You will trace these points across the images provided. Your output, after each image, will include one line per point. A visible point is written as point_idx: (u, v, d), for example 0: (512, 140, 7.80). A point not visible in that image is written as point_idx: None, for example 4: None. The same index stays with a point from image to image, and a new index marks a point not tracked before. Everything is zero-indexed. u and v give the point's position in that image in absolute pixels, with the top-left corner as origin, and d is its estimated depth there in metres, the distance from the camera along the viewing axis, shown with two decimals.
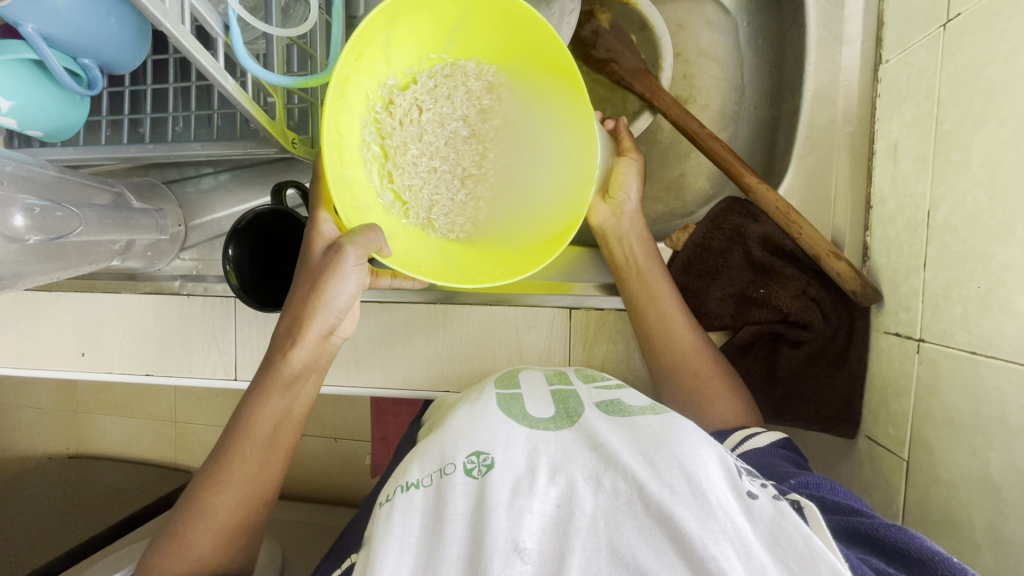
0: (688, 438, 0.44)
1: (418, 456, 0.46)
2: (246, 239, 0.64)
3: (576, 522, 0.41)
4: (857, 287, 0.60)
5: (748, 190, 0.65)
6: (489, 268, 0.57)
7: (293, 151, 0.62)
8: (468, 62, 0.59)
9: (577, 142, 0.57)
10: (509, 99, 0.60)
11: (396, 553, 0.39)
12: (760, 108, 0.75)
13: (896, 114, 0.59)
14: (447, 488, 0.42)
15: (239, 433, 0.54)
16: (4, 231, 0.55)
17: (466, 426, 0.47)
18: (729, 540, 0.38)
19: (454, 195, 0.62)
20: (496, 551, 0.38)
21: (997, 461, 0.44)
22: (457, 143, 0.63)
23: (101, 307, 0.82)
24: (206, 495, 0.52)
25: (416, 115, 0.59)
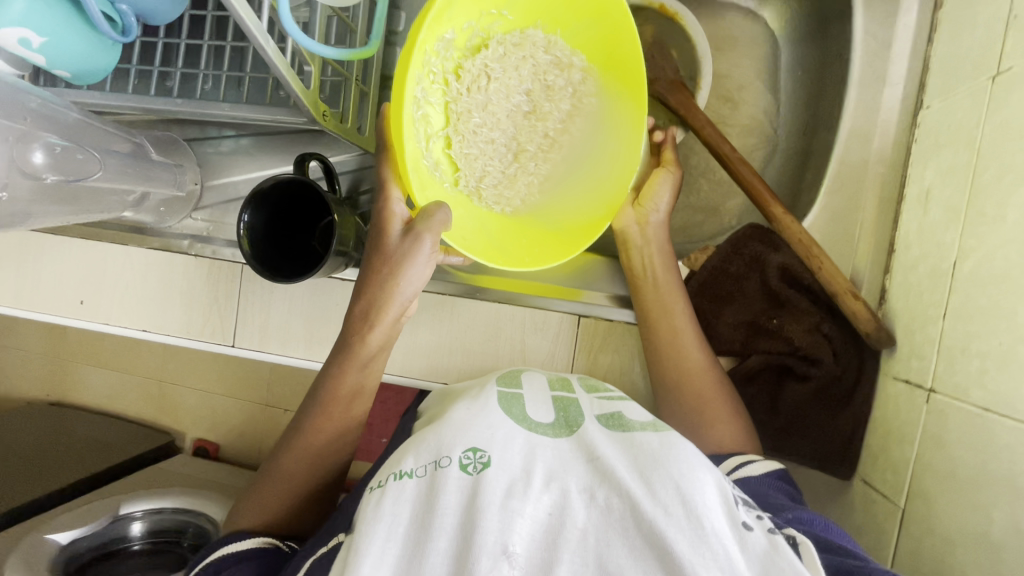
0: (686, 460, 0.43)
1: (413, 447, 0.45)
2: (263, 204, 0.63)
3: (567, 534, 0.39)
4: (870, 328, 0.60)
5: (771, 220, 0.65)
6: (527, 245, 0.62)
7: (323, 123, 0.59)
8: (537, 34, 0.62)
9: (631, 132, 0.61)
10: (570, 78, 0.64)
11: (383, 540, 0.38)
12: (792, 139, 0.74)
13: (931, 161, 0.58)
14: (441, 482, 0.41)
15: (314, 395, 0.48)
16: (23, 165, 0.54)
17: (465, 421, 0.46)
18: (720, 567, 0.37)
19: (504, 167, 0.65)
20: (485, 552, 0.37)
21: (999, 521, 0.44)
22: (517, 118, 0.65)
23: (105, 257, 0.81)
24: (278, 456, 0.47)
25: (484, 82, 0.61)
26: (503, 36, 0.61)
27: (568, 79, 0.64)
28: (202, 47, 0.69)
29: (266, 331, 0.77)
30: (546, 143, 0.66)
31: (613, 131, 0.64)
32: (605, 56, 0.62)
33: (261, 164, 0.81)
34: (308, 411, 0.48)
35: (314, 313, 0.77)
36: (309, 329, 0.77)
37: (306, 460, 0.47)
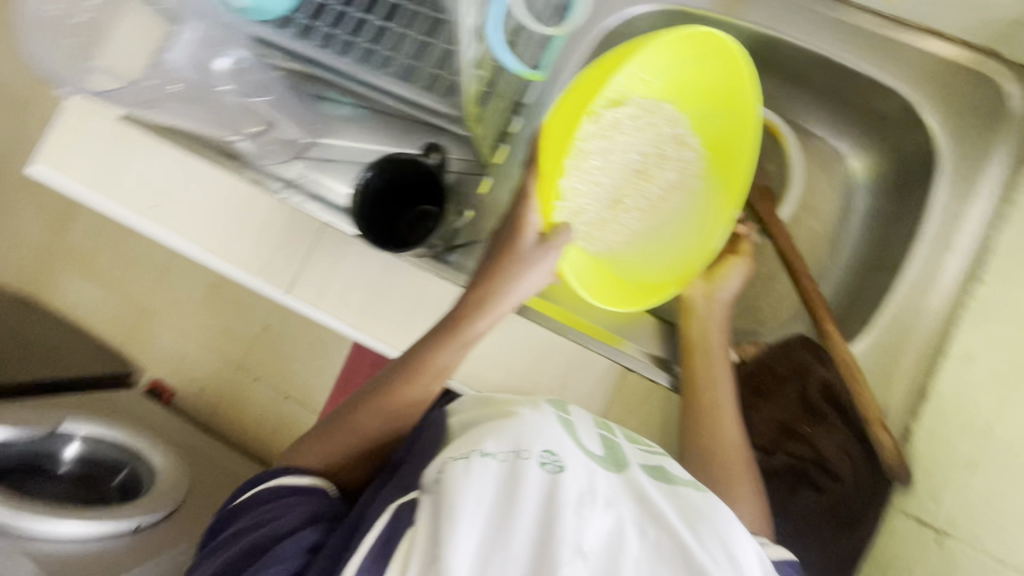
0: (731, 524, 0.45)
1: (491, 432, 0.46)
2: (384, 172, 0.69)
3: (628, 557, 0.40)
4: (893, 459, 0.65)
5: (822, 335, 0.71)
6: (602, 285, 0.68)
7: (468, 118, 0.64)
8: (668, 108, 0.71)
9: (718, 215, 0.71)
10: (682, 152, 0.73)
11: (471, 508, 0.40)
12: (850, 273, 0.82)
13: (979, 330, 0.65)
14: (522, 472, 0.42)
15: (396, 364, 0.58)
16: (206, 69, 0.61)
17: (539, 425, 0.48)
18: None
19: (599, 210, 0.71)
20: (563, 551, 0.38)
21: None
22: (626, 171, 0.72)
23: (194, 173, 0.83)
24: (354, 411, 0.56)
25: (614, 132, 0.69)
26: (642, 100, 0.70)
27: (679, 154, 0.73)
28: (370, 23, 0.76)
29: (325, 290, 0.79)
30: (642, 200, 0.73)
31: (706, 207, 0.72)
32: (719, 144, 0.71)
33: None
34: (388, 377, 0.57)
35: (376, 288, 0.79)
36: (366, 301, 0.78)
37: (378, 417, 0.56)
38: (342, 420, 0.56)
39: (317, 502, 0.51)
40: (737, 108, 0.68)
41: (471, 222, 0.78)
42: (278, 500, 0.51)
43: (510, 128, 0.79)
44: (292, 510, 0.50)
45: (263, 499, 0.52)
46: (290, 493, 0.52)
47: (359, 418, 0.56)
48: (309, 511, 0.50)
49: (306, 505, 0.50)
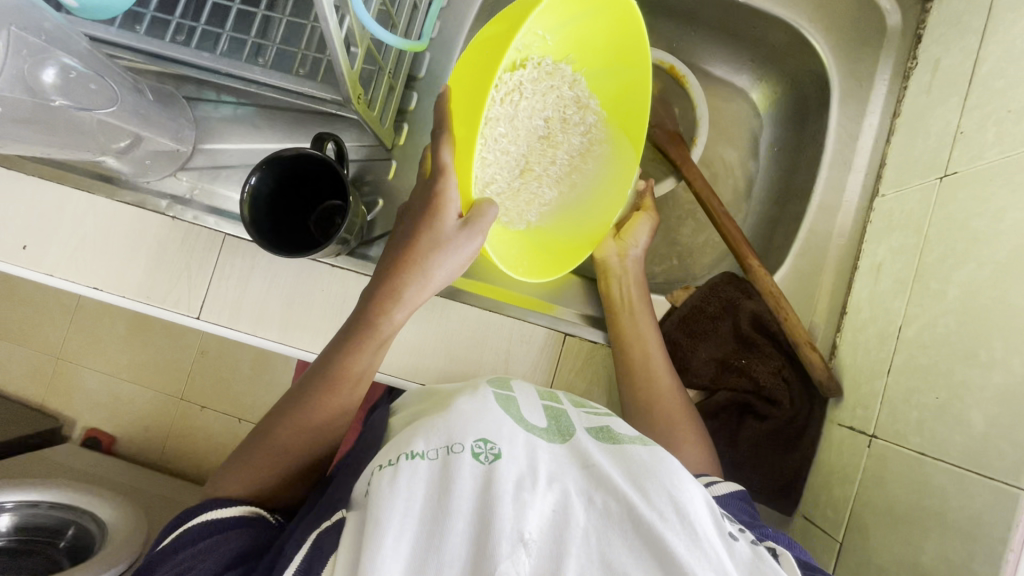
0: (677, 473, 0.44)
1: (422, 431, 0.45)
2: (273, 173, 0.63)
3: (573, 529, 0.39)
4: (824, 378, 0.67)
5: (747, 269, 0.72)
6: (520, 256, 0.67)
7: (355, 106, 0.60)
8: (568, 69, 0.68)
9: (621, 176, 0.72)
10: (583, 115, 0.71)
11: (400, 515, 0.38)
12: (766, 204, 0.84)
13: (883, 240, 0.68)
14: (454, 467, 0.41)
15: (315, 372, 0.54)
16: (32, 84, 0.53)
17: (473, 414, 0.47)
18: (714, 569, 0.39)
19: (510, 179, 0.68)
20: (502, 539, 0.38)
21: (929, 551, 0.50)
22: (531, 138, 0.70)
23: (64, 203, 0.74)
24: (274, 429, 0.52)
25: (517, 97, 0.64)
26: (539, 61, 0.65)
27: (582, 118, 0.71)
28: (230, 9, 0.69)
29: (238, 308, 0.73)
30: (549, 167, 0.72)
31: (611, 169, 0.73)
32: (618, 104, 0.71)
33: (260, 136, 0.77)
34: (309, 387, 0.54)
35: (294, 296, 0.74)
36: (286, 312, 0.74)
37: (299, 432, 0.52)
38: (261, 439, 0.52)
39: (242, 538, 0.47)
40: (636, 66, 0.66)
41: (386, 209, 0.76)
42: (192, 546, 0.46)
43: (407, 105, 0.77)
44: (215, 551, 0.46)
45: (177, 545, 0.46)
46: (210, 533, 0.47)
47: (281, 439, 0.52)
48: (234, 550, 0.46)
49: (230, 545, 0.46)
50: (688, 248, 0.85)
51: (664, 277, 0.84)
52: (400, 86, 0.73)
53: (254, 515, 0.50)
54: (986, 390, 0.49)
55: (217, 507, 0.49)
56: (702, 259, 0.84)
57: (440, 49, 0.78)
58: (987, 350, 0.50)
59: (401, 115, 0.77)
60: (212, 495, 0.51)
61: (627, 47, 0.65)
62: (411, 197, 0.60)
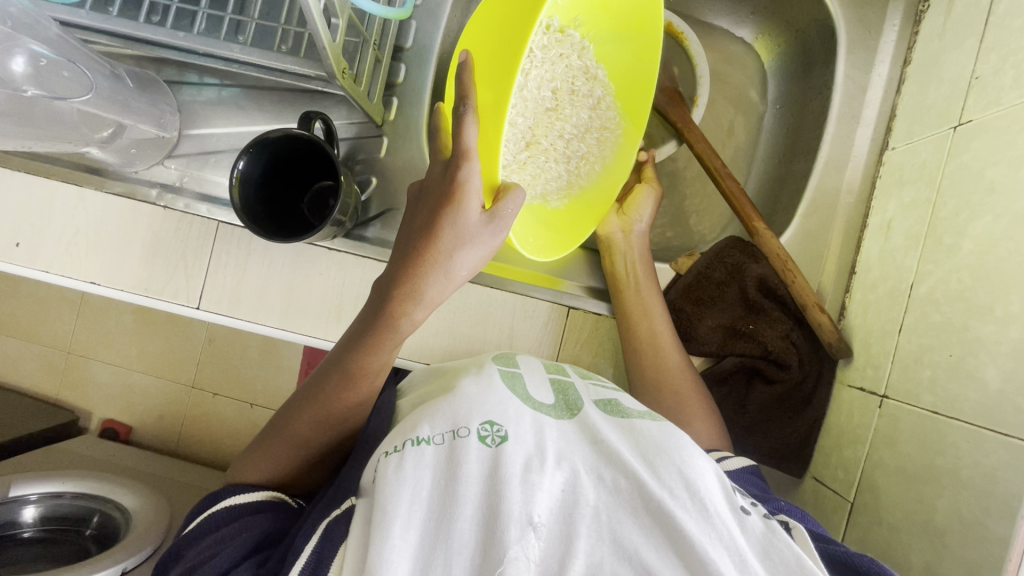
0: (687, 448, 0.43)
1: (428, 415, 0.44)
2: (261, 156, 0.61)
3: (583, 510, 0.39)
4: (833, 339, 0.66)
5: (753, 234, 0.70)
6: (524, 230, 0.65)
7: (341, 81, 0.57)
8: (576, 36, 0.65)
9: (625, 147, 0.71)
10: (590, 84, 0.69)
11: (408, 504, 0.38)
12: (771, 163, 0.81)
13: (894, 195, 0.66)
14: (460, 452, 0.41)
15: (333, 366, 0.52)
16: (2, 72, 0.51)
17: (478, 395, 0.45)
18: (726, 547, 0.38)
19: (516, 153, 0.65)
20: (512, 523, 0.38)
21: (942, 508, 0.50)
22: (539, 109, 0.66)
23: (52, 197, 0.72)
24: (291, 421, 0.51)
25: (529, 64, 0.61)
26: (548, 28, 0.63)
27: (591, 90, 0.69)
28: None
29: (238, 296, 0.73)
30: (557, 141, 0.69)
31: (616, 142, 0.71)
32: (626, 76, 0.69)
33: (247, 118, 0.75)
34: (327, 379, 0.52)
35: (293, 282, 0.73)
36: (286, 298, 0.73)
37: (316, 424, 0.52)
38: (279, 429, 0.52)
39: (261, 525, 0.48)
40: (646, 32, 0.64)
41: (380, 189, 0.75)
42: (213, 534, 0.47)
43: (396, 78, 0.74)
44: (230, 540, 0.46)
45: (199, 533, 0.48)
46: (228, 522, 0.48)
47: (301, 430, 0.51)
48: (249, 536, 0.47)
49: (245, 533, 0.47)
50: (692, 214, 0.83)
51: (668, 244, 0.82)
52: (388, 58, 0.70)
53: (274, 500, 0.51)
54: (1002, 345, 0.48)
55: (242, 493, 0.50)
56: (707, 224, 0.82)
57: (427, 16, 0.75)
58: (1003, 305, 0.49)
59: (390, 88, 0.75)
60: (234, 481, 0.52)
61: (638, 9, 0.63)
62: (426, 179, 0.53)
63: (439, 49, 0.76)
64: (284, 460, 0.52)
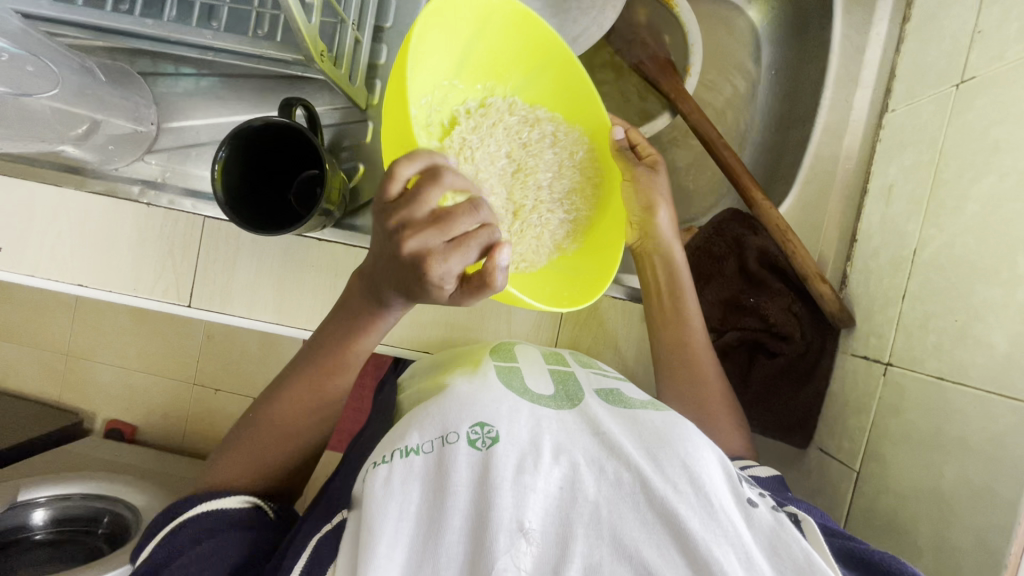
0: (691, 439, 0.45)
1: (418, 422, 0.45)
2: (242, 150, 0.60)
3: (580, 508, 0.40)
4: (835, 309, 0.65)
5: (752, 205, 0.69)
6: (551, 290, 0.61)
7: (320, 64, 0.55)
8: (498, 101, 0.63)
9: (605, 168, 0.67)
10: (541, 128, 0.65)
11: (394, 520, 0.40)
12: (767, 132, 0.79)
13: (895, 159, 0.64)
14: (450, 457, 0.42)
15: (298, 378, 0.52)
16: None
17: (469, 396, 0.47)
18: (731, 544, 0.39)
19: (507, 226, 0.62)
20: (501, 532, 0.39)
21: (950, 475, 0.49)
22: (506, 182, 0.63)
23: (31, 198, 0.70)
24: (254, 424, 0.52)
25: (467, 155, 0.60)
26: (467, 106, 0.62)
27: (541, 134, 0.65)
28: None
29: (229, 291, 0.71)
30: (540, 196, 0.65)
31: (598, 170, 0.67)
32: (567, 99, 0.65)
33: (227, 108, 0.73)
34: (295, 391, 0.51)
35: (284, 276, 0.71)
36: (278, 291, 0.71)
37: (280, 430, 0.52)
38: (263, 434, 0.51)
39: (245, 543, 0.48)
40: (557, 57, 0.62)
41: (368, 175, 0.73)
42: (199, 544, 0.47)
43: (377, 60, 0.72)
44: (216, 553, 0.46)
45: (181, 544, 0.47)
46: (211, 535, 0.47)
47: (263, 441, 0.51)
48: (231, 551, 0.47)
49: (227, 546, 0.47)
50: (689, 188, 0.81)
51: None
52: (368, 38, 0.67)
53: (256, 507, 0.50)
54: (1010, 307, 0.47)
55: (220, 500, 0.49)
56: (705, 197, 0.81)
57: None
58: (1011, 267, 0.48)
59: (372, 70, 0.72)
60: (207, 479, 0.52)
61: (538, 36, 0.60)
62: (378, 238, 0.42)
63: None
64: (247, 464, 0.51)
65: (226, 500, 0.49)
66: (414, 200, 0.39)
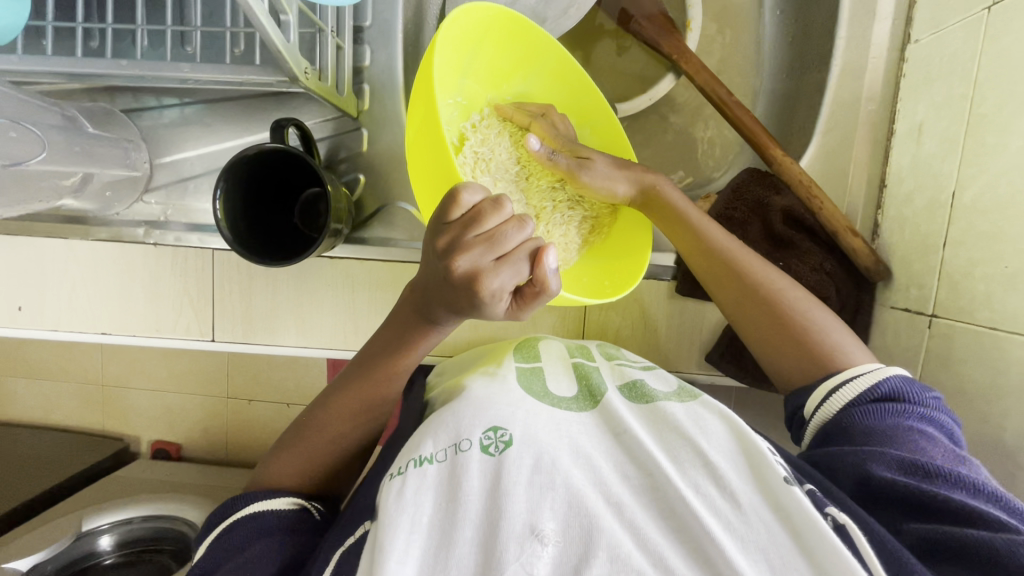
0: (712, 435, 0.52)
1: (433, 432, 0.51)
2: (237, 178, 0.57)
3: (591, 508, 0.46)
4: (870, 263, 0.64)
5: (771, 162, 0.66)
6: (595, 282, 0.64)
7: (304, 82, 0.52)
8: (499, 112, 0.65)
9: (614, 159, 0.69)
10: None
11: (407, 530, 0.44)
12: (779, 81, 0.75)
13: (924, 95, 0.60)
14: (464, 464, 0.48)
15: (346, 389, 0.51)
16: None
17: (485, 402, 0.53)
18: (751, 536, 0.45)
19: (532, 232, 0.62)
20: (513, 536, 0.43)
21: (1011, 428, 0.48)
22: (523, 188, 0.64)
23: (41, 255, 0.70)
24: (300, 433, 0.52)
25: (483, 169, 0.61)
26: (471, 123, 0.63)
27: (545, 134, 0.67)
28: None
29: (250, 321, 0.71)
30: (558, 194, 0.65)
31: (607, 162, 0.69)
32: (565, 94, 0.69)
33: (217, 135, 0.71)
34: (346, 397, 0.51)
35: (302, 298, 0.71)
36: (298, 314, 0.71)
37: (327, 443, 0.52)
38: (310, 435, 0.52)
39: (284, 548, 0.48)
40: (547, 58, 0.65)
41: (370, 185, 0.71)
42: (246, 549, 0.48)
43: (361, 62, 0.68)
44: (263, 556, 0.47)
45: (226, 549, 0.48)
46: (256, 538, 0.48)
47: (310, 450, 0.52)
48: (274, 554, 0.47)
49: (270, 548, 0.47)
50: (701, 151, 0.78)
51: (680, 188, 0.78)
52: (350, 42, 0.64)
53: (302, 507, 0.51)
54: None
55: (264, 499, 0.50)
56: (720, 159, 0.77)
57: None
58: None
59: (359, 74, 0.69)
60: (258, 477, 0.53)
61: (529, 39, 0.63)
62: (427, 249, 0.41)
63: (402, 21, 0.69)
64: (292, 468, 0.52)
65: (271, 499, 0.50)
66: (461, 220, 0.39)
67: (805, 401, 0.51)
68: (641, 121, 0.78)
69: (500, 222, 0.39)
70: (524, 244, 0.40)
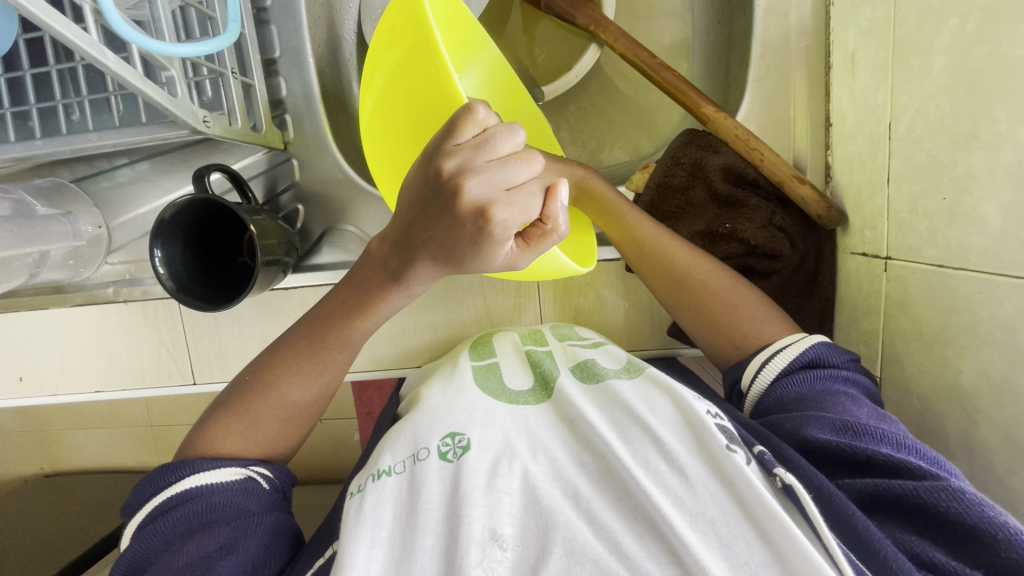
0: (660, 410, 0.48)
1: (390, 446, 0.48)
2: (174, 237, 0.59)
3: (550, 502, 0.42)
4: (821, 210, 0.59)
5: (706, 121, 0.63)
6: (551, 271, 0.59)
7: (208, 130, 0.53)
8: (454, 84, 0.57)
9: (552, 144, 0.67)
10: None
11: (366, 547, 0.40)
12: (711, 31, 0.71)
13: (850, 22, 0.55)
14: (421, 473, 0.44)
15: (304, 356, 0.50)
16: None
17: (441, 409, 0.50)
18: (705, 520, 0.40)
19: None
20: (471, 541, 0.39)
21: (967, 370, 0.45)
22: None
23: (31, 327, 0.75)
24: (253, 400, 0.50)
25: None
26: None
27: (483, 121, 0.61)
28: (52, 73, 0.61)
29: (224, 360, 0.74)
30: None
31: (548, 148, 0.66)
32: (498, 86, 0.64)
33: (166, 189, 0.74)
34: (302, 366, 0.50)
35: (268, 330, 0.73)
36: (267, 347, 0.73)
37: (284, 416, 0.50)
38: (262, 397, 0.50)
39: (242, 532, 0.44)
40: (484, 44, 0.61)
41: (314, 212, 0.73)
42: (192, 538, 0.43)
43: (280, 95, 0.70)
44: (207, 549, 0.42)
45: (164, 537, 0.44)
46: (198, 526, 0.44)
47: (264, 418, 0.50)
48: (223, 546, 0.43)
49: (216, 538, 0.43)
50: (641, 120, 0.75)
51: (625, 162, 0.75)
52: (259, 78, 0.65)
53: (249, 477, 0.47)
54: (997, 174, 0.41)
55: (199, 471, 0.46)
56: (663, 124, 0.74)
57: (284, 15, 0.69)
58: (990, 126, 0.41)
59: (279, 106, 0.71)
60: (192, 449, 0.49)
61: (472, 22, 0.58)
62: (417, 183, 0.38)
63: (311, 45, 0.70)
64: (245, 436, 0.49)
65: (211, 470, 0.46)
66: (470, 143, 0.37)
67: (741, 374, 0.51)
68: (573, 103, 0.77)
69: (508, 150, 0.37)
70: (530, 178, 0.38)
